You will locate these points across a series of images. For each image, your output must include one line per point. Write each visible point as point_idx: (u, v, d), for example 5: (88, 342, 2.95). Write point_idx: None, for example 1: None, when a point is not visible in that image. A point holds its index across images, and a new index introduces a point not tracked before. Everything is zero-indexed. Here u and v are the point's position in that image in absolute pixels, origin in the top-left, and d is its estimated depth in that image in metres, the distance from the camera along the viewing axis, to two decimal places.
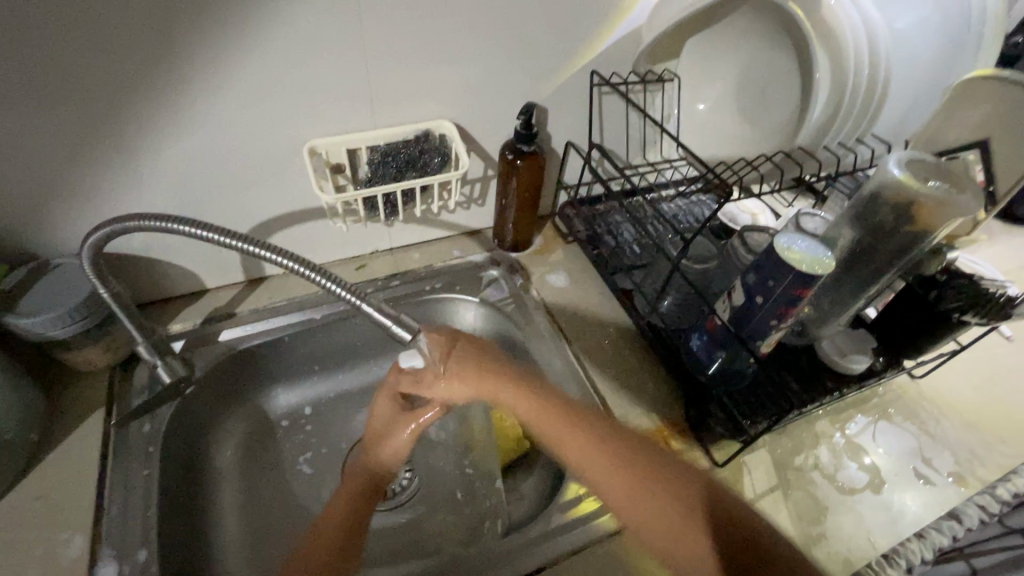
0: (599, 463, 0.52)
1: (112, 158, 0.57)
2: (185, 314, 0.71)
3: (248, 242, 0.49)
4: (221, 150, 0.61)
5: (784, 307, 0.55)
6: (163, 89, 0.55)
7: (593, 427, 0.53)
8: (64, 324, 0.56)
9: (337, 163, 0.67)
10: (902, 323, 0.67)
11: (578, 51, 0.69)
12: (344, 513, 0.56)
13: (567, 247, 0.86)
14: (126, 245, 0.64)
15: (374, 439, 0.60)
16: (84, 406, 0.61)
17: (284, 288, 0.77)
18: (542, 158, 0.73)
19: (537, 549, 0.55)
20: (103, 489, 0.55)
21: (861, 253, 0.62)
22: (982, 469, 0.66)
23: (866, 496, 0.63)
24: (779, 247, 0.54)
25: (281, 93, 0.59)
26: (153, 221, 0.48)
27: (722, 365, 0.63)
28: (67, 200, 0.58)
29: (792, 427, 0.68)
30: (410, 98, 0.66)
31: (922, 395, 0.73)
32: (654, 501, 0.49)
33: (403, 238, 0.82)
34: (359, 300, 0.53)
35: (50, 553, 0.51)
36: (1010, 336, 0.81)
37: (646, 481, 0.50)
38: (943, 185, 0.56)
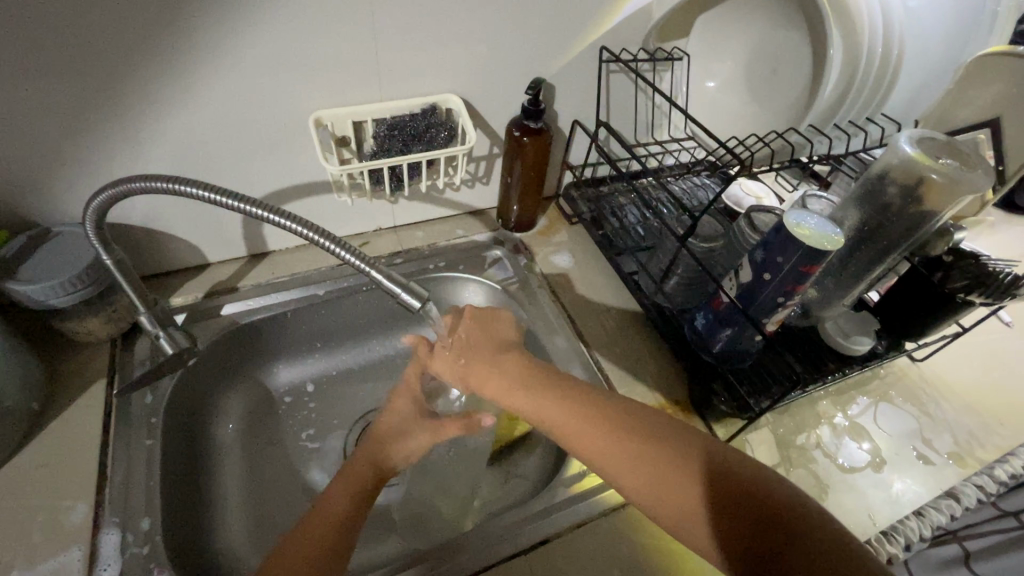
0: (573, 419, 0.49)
1: (114, 126, 0.56)
2: (186, 288, 0.70)
3: (251, 204, 0.48)
4: (225, 120, 0.60)
5: (791, 285, 0.55)
6: (168, 54, 0.53)
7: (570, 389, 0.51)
8: (65, 292, 0.55)
9: (342, 136, 0.66)
10: (904, 306, 0.67)
11: (588, 27, 0.68)
12: (340, 512, 0.48)
13: (571, 229, 0.86)
14: (127, 214, 0.63)
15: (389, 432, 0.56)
16: (86, 377, 0.61)
17: (286, 264, 0.76)
18: (549, 135, 0.72)
19: (539, 523, 0.55)
20: (106, 459, 0.55)
21: (869, 233, 0.62)
22: (981, 450, 0.66)
23: (867, 474, 0.63)
24: (788, 224, 0.54)
25: (287, 62, 0.58)
26: (157, 182, 0.47)
27: (725, 344, 0.64)
28: (67, 167, 0.57)
29: (794, 407, 0.68)
30: (418, 70, 0.64)
31: (922, 377, 0.73)
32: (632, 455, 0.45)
33: (407, 216, 0.82)
34: (367, 269, 0.52)
35: (53, 520, 0.50)
36: (1009, 321, 0.82)
37: (649, 453, 0.45)
38: (954, 163, 0.56)
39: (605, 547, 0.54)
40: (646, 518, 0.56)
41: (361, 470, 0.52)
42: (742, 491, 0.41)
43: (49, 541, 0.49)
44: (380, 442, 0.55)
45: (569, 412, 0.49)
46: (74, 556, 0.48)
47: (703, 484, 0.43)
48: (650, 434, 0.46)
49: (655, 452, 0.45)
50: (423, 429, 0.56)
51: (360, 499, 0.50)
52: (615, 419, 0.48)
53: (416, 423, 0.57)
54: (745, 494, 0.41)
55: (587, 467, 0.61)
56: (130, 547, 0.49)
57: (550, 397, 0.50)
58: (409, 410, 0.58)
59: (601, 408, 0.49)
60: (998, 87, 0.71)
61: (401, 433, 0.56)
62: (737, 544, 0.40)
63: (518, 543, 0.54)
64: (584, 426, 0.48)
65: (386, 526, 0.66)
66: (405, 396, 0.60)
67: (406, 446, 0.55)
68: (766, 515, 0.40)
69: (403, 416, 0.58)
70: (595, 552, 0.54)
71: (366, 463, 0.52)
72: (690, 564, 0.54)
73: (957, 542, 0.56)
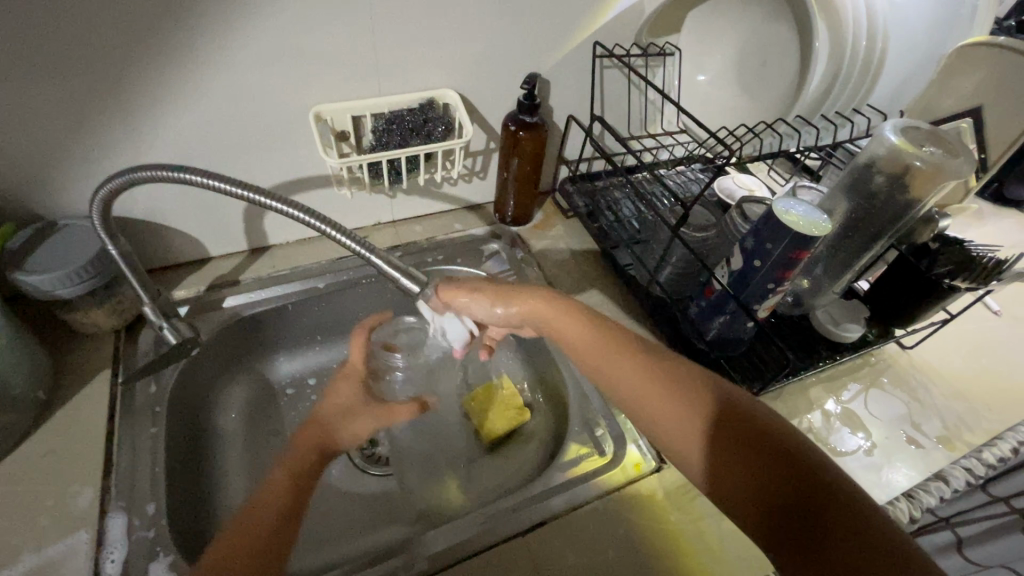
0: (608, 357, 0.54)
1: (118, 120, 0.57)
2: (189, 281, 0.72)
3: (255, 192, 0.49)
4: (226, 115, 0.62)
5: (781, 271, 0.57)
6: (169, 49, 0.54)
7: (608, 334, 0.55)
8: (70, 283, 0.56)
9: (341, 130, 0.67)
10: (892, 294, 0.68)
11: (581, 23, 0.69)
12: (291, 493, 0.49)
13: (567, 222, 0.88)
14: (130, 207, 0.64)
15: (338, 413, 0.56)
16: (91, 367, 0.62)
17: (287, 258, 0.77)
18: (544, 129, 0.74)
19: (537, 505, 0.56)
20: (111, 447, 0.56)
21: (858, 222, 0.64)
22: (968, 434, 0.67)
23: (857, 457, 0.64)
24: (778, 211, 0.55)
25: (286, 57, 0.59)
26: (162, 171, 0.48)
27: (719, 331, 0.65)
28: (72, 162, 0.58)
29: (786, 394, 0.70)
30: (415, 66, 0.66)
31: (912, 364, 0.75)
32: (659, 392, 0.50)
33: (406, 211, 0.83)
34: (369, 254, 0.53)
35: (60, 505, 0.51)
36: (997, 310, 0.83)
37: (680, 406, 0.48)
38: (937, 151, 0.58)
39: (601, 528, 0.55)
40: (641, 500, 0.58)
41: (308, 450, 0.52)
42: (790, 458, 0.43)
43: (56, 525, 0.50)
44: (325, 423, 0.55)
45: (631, 369, 0.52)
46: (81, 538, 0.49)
47: (750, 447, 0.45)
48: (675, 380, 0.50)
49: (677, 393, 0.49)
50: (371, 414, 0.58)
51: (309, 478, 0.51)
52: (669, 373, 0.50)
53: (360, 408, 0.58)
54: (791, 459, 0.43)
55: (583, 452, 0.62)
56: (136, 530, 0.50)
57: (621, 355, 0.53)
58: (354, 395, 0.58)
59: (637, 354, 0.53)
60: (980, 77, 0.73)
61: (345, 417, 0.56)
62: (775, 506, 0.42)
63: (517, 524, 0.55)
64: (643, 381, 0.51)
65: (386, 513, 0.67)
66: (352, 379, 0.59)
67: (354, 430, 0.56)
68: (810, 478, 0.42)
69: (344, 399, 0.57)
70: (592, 534, 0.55)
71: (313, 444, 0.53)
72: (683, 544, 0.55)
73: (950, 528, 0.63)
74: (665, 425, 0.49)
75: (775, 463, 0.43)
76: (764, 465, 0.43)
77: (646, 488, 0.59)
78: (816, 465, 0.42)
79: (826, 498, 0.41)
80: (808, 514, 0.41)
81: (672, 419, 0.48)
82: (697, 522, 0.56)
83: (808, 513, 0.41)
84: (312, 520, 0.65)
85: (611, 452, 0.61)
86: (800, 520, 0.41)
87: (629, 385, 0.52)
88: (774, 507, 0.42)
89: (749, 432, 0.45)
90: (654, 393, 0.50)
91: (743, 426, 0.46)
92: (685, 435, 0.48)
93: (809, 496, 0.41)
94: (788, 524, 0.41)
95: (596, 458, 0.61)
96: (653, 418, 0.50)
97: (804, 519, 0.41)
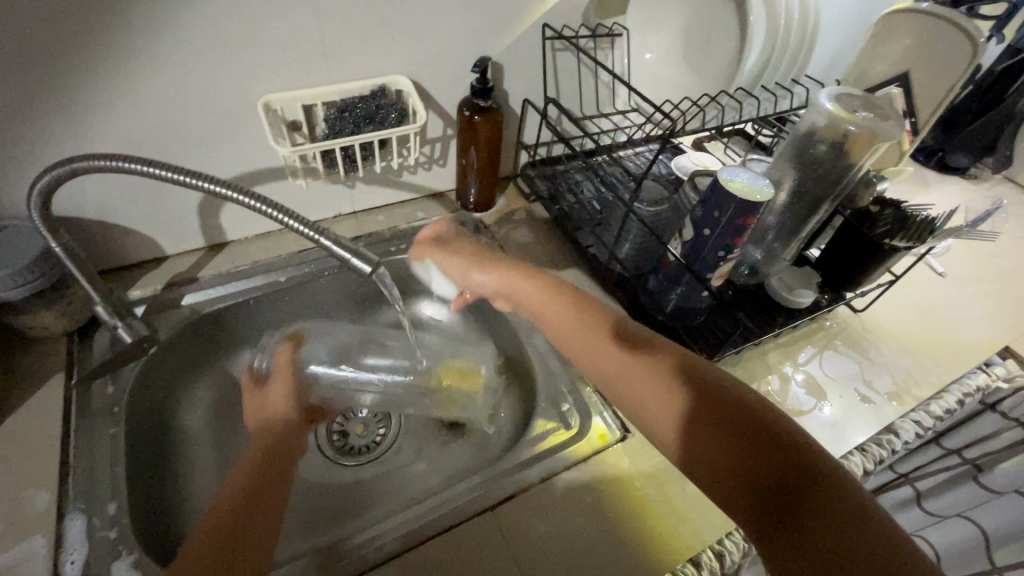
0: (584, 331, 0.54)
1: (56, 116, 0.56)
2: (145, 281, 0.70)
3: (204, 180, 0.49)
4: (173, 106, 0.60)
5: (730, 238, 0.58)
6: (103, 40, 0.53)
7: (589, 310, 0.56)
8: (16, 284, 0.54)
9: (293, 120, 0.67)
10: (840, 258, 0.71)
11: (529, 4, 0.69)
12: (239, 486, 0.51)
13: (530, 206, 0.88)
14: (77, 207, 0.62)
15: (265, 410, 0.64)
16: (44, 371, 0.60)
17: (246, 253, 0.76)
18: (499, 113, 0.74)
19: (507, 480, 0.57)
20: (66, 449, 0.54)
21: (803, 189, 0.66)
22: (917, 388, 0.70)
23: (813, 415, 0.66)
24: (723, 179, 0.57)
25: (229, 45, 0.58)
26: (101, 161, 0.47)
27: (678, 302, 0.67)
28: (9, 160, 0.56)
29: (745, 360, 0.71)
30: (363, 51, 0.66)
31: (863, 326, 0.78)
32: (631, 364, 0.49)
33: (366, 201, 0.83)
34: (317, 236, 0.52)
35: (15, 509, 0.50)
36: (941, 271, 0.87)
37: (652, 378, 0.48)
38: (870, 115, 0.61)
39: (570, 498, 0.56)
40: (607, 469, 0.59)
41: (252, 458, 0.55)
42: (769, 434, 0.42)
43: (10, 530, 0.49)
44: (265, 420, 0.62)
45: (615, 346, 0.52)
46: (37, 542, 0.48)
47: (724, 418, 0.44)
48: (650, 354, 0.49)
49: (645, 367, 0.49)
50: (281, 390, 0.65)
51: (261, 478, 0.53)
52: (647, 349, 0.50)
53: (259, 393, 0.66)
54: (777, 445, 0.41)
55: (550, 427, 0.63)
56: (97, 531, 0.50)
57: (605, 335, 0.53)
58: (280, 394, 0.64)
59: (621, 331, 0.53)
60: (907, 43, 0.76)
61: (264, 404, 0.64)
62: (751, 481, 0.41)
63: (487, 499, 0.56)
64: (627, 359, 0.50)
65: (358, 502, 0.67)
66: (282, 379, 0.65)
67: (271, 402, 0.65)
68: (801, 468, 0.40)
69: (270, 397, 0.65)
70: (560, 505, 0.56)
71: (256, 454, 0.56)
72: (648, 507, 0.56)
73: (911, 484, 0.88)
74: (638, 397, 0.48)
75: (749, 432, 0.42)
76: (744, 441, 0.42)
77: (611, 458, 0.60)
78: (801, 442, 0.41)
79: (805, 476, 0.39)
80: (788, 495, 0.39)
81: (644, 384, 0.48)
82: (661, 486, 0.58)
83: (791, 492, 0.39)
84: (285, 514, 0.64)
85: (577, 425, 0.63)
86: (784, 499, 0.39)
87: (604, 361, 0.52)
88: (754, 483, 0.41)
89: (732, 407, 0.44)
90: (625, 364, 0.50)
91: (728, 401, 0.44)
92: (661, 408, 0.47)
93: (791, 473, 0.39)
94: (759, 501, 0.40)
95: (562, 432, 0.62)
96: (628, 391, 0.49)
97: (782, 497, 0.39)
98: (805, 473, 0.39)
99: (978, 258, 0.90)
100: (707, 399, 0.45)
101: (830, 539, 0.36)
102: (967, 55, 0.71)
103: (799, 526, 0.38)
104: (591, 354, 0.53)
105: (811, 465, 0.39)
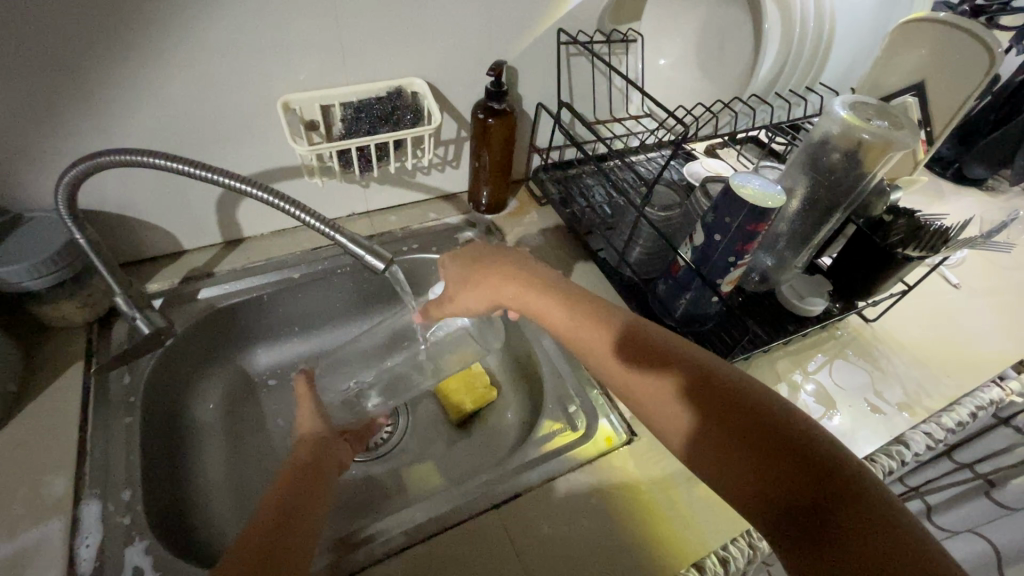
0: (594, 337, 0.51)
1: (83, 111, 0.57)
2: (162, 274, 0.72)
3: (226, 175, 0.50)
4: (194, 104, 0.62)
5: (741, 244, 0.59)
6: (132, 39, 0.54)
7: (597, 314, 0.53)
8: (40, 274, 0.55)
9: (311, 120, 0.68)
10: (852, 267, 0.71)
11: (546, 9, 0.70)
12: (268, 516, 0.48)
13: (541, 209, 0.89)
14: (100, 200, 0.64)
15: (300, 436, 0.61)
16: (64, 360, 0.62)
17: (262, 250, 0.77)
18: (513, 116, 0.75)
19: (513, 479, 0.58)
20: (84, 435, 0.56)
21: (815, 197, 0.66)
22: (928, 400, 0.70)
23: (822, 424, 0.66)
24: (733, 185, 0.57)
25: (251, 45, 0.60)
26: (127, 156, 0.48)
27: (686, 308, 0.68)
28: (36, 153, 0.58)
29: (754, 366, 0.71)
30: (382, 54, 0.67)
31: (875, 336, 0.77)
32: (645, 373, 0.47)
33: (380, 201, 0.84)
34: (333, 233, 0.53)
35: (33, 493, 0.51)
36: (955, 282, 0.86)
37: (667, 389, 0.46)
38: (884, 124, 0.61)
39: (576, 499, 0.57)
40: (612, 471, 0.59)
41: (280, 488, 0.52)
42: (792, 444, 0.40)
43: (28, 513, 0.50)
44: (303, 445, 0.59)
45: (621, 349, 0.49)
46: (54, 526, 0.49)
47: (744, 429, 0.42)
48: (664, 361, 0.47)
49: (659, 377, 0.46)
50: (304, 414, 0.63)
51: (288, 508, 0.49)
52: (662, 357, 0.48)
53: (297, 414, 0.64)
54: (800, 456, 0.39)
55: (557, 428, 0.64)
56: (112, 516, 0.51)
57: (616, 343, 0.50)
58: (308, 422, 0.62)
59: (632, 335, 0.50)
60: (923, 52, 0.76)
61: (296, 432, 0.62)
62: (773, 494, 0.39)
63: (493, 498, 0.56)
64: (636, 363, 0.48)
65: (366, 497, 0.67)
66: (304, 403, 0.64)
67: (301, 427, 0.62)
68: (826, 480, 0.38)
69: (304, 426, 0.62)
70: (566, 504, 0.56)
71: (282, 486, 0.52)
72: (654, 511, 0.56)
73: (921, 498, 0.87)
74: (655, 409, 0.46)
75: (769, 444, 0.40)
76: (766, 452, 0.40)
77: (616, 460, 0.60)
78: (819, 441, 0.40)
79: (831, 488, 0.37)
80: (813, 510, 0.38)
81: (659, 395, 0.46)
82: (666, 489, 0.58)
83: (816, 507, 0.37)
84: None
85: (583, 427, 0.63)
86: (809, 513, 0.38)
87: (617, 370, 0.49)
88: (776, 496, 0.39)
89: (753, 417, 0.42)
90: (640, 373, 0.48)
91: (753, 412, 0.42)
92: (678, 411, 0.45)
93: (814, 476, 0.38)
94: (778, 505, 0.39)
95: (569, 433, 0.63)
96: (644, 402, 0.47)
97: (807, 512, 0.38)
98: (827, 475, 0.38)
99: (994, 270, 0.89)
100: (729, 411, 0.43)
101: (857, 546, 0.35)
102: (985, 68, 0.71)
103: (826, 541, 0.36)
104: (602, 358, 0.50)
105: (836, 477, 0.38)
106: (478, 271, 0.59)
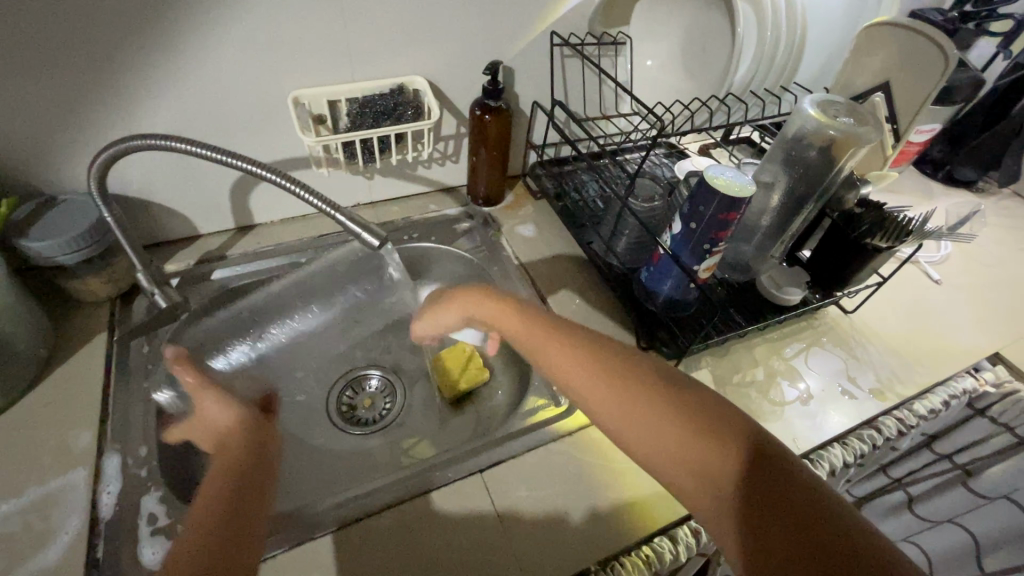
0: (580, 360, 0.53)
1: (112, 103, 0.63)
2: (179, 256, 0.77)
3: (238, 159, 0.55)
4: (212, 98, 0.67)
5: (715, 232, 0.63)
6: (157, 37, 0.60)
7: (585, 339, 0.54)
8: (71, 249, 0.61)
9: (319, 115, 0.73)
10: (828, 258, 0.74)
11: (539, 13, 0.75)
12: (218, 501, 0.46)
13: (536, 203, 0.93)
14: (125, 185, 0.69)
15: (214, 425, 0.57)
16: (90, 330, 0.67)
17: (272, 236, 0.83)
18: (508, 113, 0.80)
19: (498, 448, 0.62)
20: (107, 397, 0.61)
21: (789, 191, 0.70)
22: (900, 387, 0.73)
23: (795, 405, 0.69)
24: (707, 176, 0.61)
25: (265, 44, 0.65)
26: (151, 141, 0.54)
27: (667, 293, 0.71)
28: (70, 140, 0.64)
29: (732, 351, 0.75)
30: (385, 53, 0.72)
31: (853, 327, 0.80)
32: (633, 395, 0.49)
33: (383, 192, 0.89)
34: (333, 212, 0.58)
35: (60, 445, 0.56)
36: (937, 278, 0.89)
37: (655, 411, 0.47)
38: (851, 121, 0.64)
39: (555, 467, 0.61)
40: (590, 443, 0.63)
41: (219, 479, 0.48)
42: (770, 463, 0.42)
43: (56, 462, 0.55)
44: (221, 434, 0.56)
45: (592, 362, 0.52)
46: (79, 474, 0.54)
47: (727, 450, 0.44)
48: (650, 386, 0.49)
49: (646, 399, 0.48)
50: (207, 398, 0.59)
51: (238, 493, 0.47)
52: (649, 381, 0.50)
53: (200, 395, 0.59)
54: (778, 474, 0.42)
55: (540, 403, 0.68)
56: (130, 468, 0.56)
57: (603, 366, 0.51)
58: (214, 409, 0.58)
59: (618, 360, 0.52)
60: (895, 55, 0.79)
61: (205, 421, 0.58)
62: (753, 504, 0.41)
63: (478, 463, 0.60)
64: (606, 375, 0.50)
65: (362, 466, 0.72)
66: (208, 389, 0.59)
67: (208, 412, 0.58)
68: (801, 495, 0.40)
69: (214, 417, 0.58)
70: (546, 471, 0.61)
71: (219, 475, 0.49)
72: (628, 479, 0.60)
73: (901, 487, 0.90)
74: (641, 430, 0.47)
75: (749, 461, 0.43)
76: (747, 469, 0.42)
77: (595, 433, 0.64)
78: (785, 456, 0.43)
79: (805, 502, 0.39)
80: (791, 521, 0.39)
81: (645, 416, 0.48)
82: None
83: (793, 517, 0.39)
84: (294, 472, 0.69)
85: (565, 403, 0.67)
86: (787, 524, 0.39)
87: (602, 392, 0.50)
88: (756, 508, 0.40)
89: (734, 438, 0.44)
90: (628, 395, 0.49)
91: (733, 435, 0.45)
92: (663, 432, 0.46)
93: (788, 488, 0.40)
94: (749, 508, 0.41)
95: (551, 409, 0.67)
96: (629, 424, 0.48)
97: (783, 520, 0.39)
98: (800, 490, 0.40)
99: (977, 268, 0.91)
100: (712, 431, 0.45)
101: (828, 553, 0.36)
102: (939, 68, 0.75)
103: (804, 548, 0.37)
104: (586, 380, 0.51)
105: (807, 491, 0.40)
106: (473, 295, 0.62)
